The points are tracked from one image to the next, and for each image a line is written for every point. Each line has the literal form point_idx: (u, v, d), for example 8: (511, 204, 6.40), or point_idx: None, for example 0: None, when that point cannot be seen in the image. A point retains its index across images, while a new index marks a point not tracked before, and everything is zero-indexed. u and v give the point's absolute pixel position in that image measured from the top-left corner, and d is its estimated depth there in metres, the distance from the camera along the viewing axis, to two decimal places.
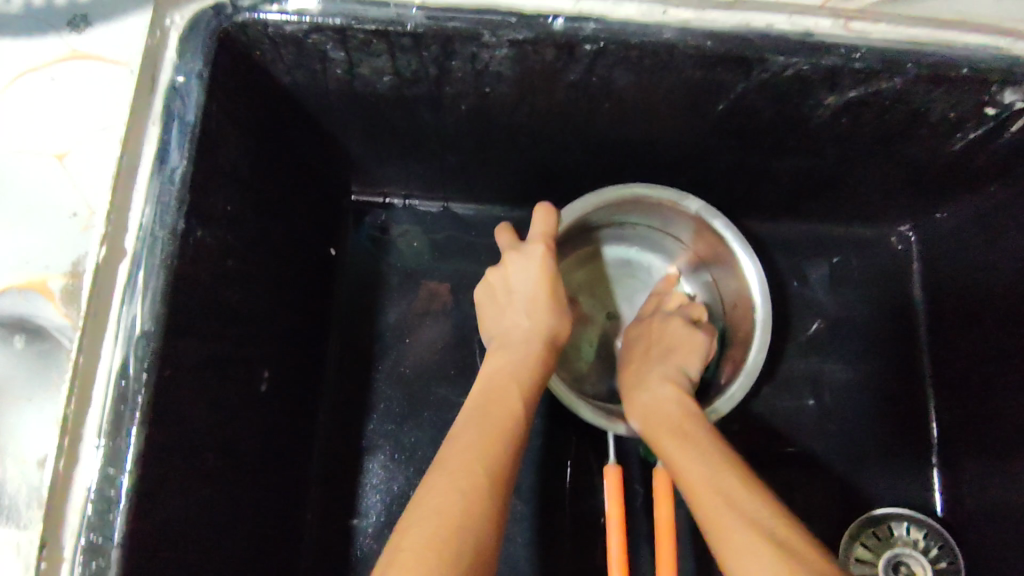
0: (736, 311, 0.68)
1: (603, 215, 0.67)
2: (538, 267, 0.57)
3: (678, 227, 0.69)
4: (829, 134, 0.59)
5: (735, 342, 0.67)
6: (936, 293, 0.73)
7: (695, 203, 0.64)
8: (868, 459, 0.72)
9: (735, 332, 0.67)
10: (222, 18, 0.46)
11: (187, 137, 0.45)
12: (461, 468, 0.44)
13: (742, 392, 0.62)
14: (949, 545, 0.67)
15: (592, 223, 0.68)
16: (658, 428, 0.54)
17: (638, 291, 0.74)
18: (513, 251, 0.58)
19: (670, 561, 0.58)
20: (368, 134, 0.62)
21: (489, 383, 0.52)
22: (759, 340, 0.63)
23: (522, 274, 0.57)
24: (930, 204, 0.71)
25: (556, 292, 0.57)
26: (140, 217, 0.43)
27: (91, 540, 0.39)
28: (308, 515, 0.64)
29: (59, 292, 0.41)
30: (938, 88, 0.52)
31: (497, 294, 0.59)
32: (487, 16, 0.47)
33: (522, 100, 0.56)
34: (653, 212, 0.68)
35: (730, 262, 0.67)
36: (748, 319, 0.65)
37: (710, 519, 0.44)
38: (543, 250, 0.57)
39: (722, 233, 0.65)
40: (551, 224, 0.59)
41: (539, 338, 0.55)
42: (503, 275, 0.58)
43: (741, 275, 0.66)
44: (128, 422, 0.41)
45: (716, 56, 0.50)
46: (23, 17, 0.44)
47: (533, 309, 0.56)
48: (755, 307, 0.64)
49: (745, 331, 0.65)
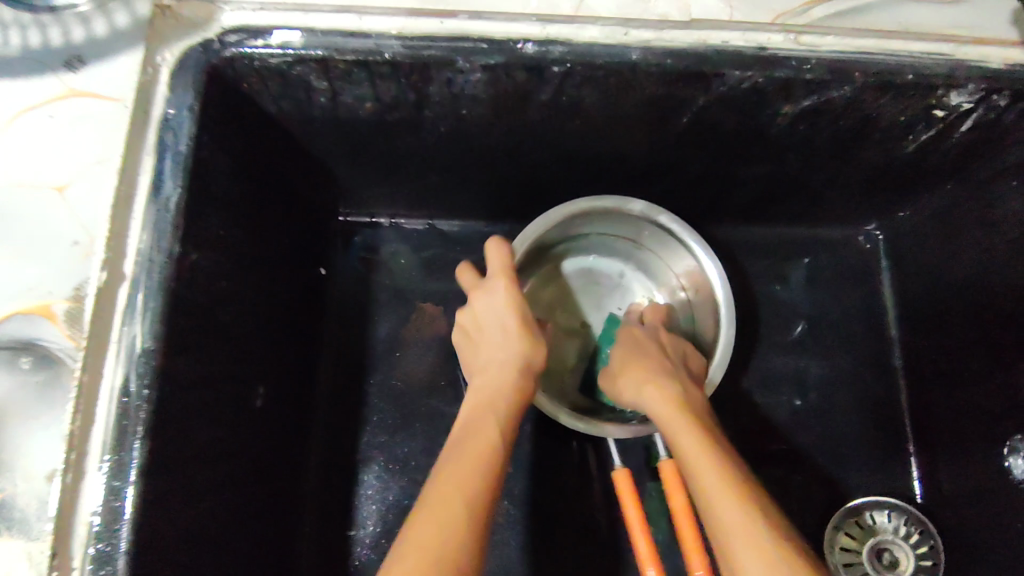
0: (699, 295, 0.71)
1: (561, 229, 0.70)
2: (501, 299, 0.60)
3: (628, 227, 0.72)
4: (790, 141, 0.63)
5: (705, 325, 0.70)
6: (905, 289, 0.76)
7: (637, 204, 0.67)
8: (848, 451, 0.74)
9: (703, 316, 0.70)
10: (209, 53, 0.49)
11: (179, 167, 0.48)
12: (441, 498, 0.45)
13: (720, 368, 0.65)
14: (929, 531, 0.69)
15: (552, 238, 0.71)
16: (671, 416, 0.53)
17: (606, 299, 0.77)
18: (478, 291, 0.62)
19: (693, 529, 0.57)
20: (353, 158, 0.65)
21: (467, 417, 0.53)
22: (726, 318, 0.66)
23: (488, 308, 0.61)
24: (894, 204, 0.74)
25: (529, 323, 0.60)
26: (138, 243, 0.46)
27: (100, 549, 0.41)
28: (306, 527, 0.66)
29: (63, 316, 0.43)
30: (887, 94, 0.56)
31: (470, 333, 0.62)
32: (460, 43, 0.51)
33: (497, 120, 0.59)
34: (601, 220, 0.70)
35: (686, 252, 0.70)
36: (710, 301, 0.69)
37: (721, 514, 0.45)
38: (503, 282, 0.61)
39: (669, 225, 0.68)
40: (505, 254, 0.62)
41: (512, 365, 0.57)
42: (472, 314, 0.62)
43: (696, 261, 0.69)
44: (131, 436, 0.43)
45: (676, 72, 0.53)
46: (20, 59, 0.48)
47: (506, 340, 0.59)
48: (714, 291, 0.67)
49: (711, 313, 0.68)
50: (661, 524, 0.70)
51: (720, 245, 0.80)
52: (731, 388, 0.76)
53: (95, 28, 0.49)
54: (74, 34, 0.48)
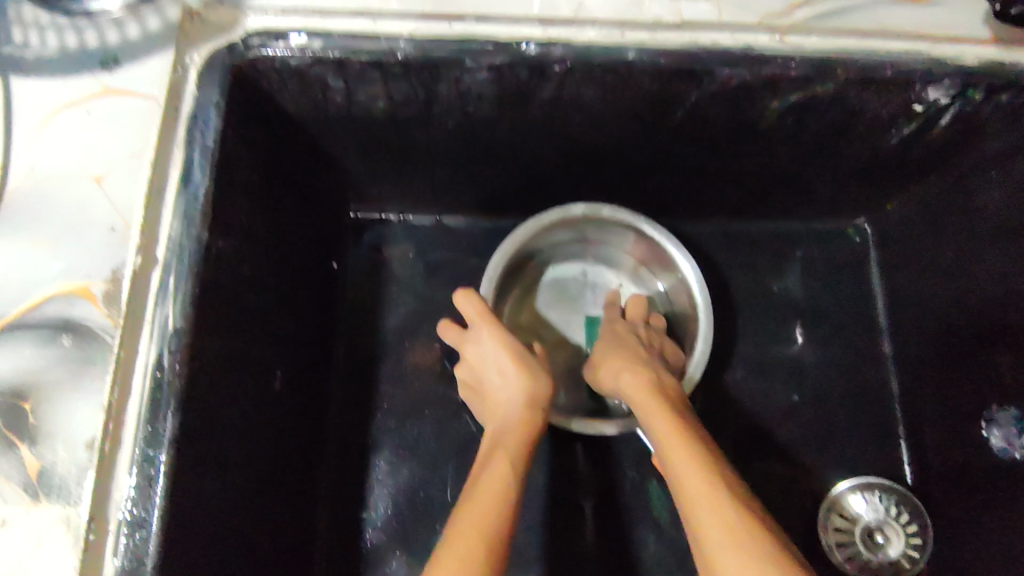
0: (663, 266, 0.75)
1: (528, 245, 0.72)
2: (488, 342, 0.61)
3: (577, 229, 0.74)
4: (780, 135, 0.66)
5: (678, 291, 0.74)
6: (894, 279, 0.79)
7: (579, 207, 0.69)
8: (840, 435, 0.77)
9: (673, 284, 0.75)
10: (234, 55, 0.53)
11: (207, 159, 0.51)
12: (458, 535, 0.45)
13: (706, 339, 0.69)
14: (919, 511, 0.72)
15: (521, 254, 0.73)
16: (647, 404, 0.55)
17: (579, 299, 0.79)
18: (467, 340, 0.63)
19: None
20: (365, 155, 0.68)
21: (481, 455, 0.54)
22: (694, 280, 0.70)
23: (481, 355, 0.61)
24: (881, 196, 0.77)
25: (528, 359, 0.59)
26: (169, 230, 0.49)
27: (135, 513, 0.44)
28: (320, 509, 0.69)
29: (101, 295, 0.47)
30: (869, 90, 0.59)
31: (476, 383, 0.64)
32: (468, 44, 0.55)
33: (502, 117, 0.62)
34: (552, 231, 0.73)
35: (640, 235, 0.73)
36: (675, 269, 0.73)
37: (696, 502, 0.46)
38: (483, 326, 0.61)
39: (614, 216, 0.71)
40: (474, 301, 0.62)
41: (514, 402, 0.57)
42: (472, 367, 0.63)
43: (651, 239, 0.73)
44: (164, 408, 0.46)
45: (670, 70, 0.56)
46: (59, 60, 0.52)
47: (507, 376, 0.59)
48: (677, 261, 0.71)
49: (680, 280, 0.73)
50: (659, 504, 0.74)
51: (716, 239, 0.83)
52: (727, 375, 0.79)
53: (128, 32, 0.53)
54: (109, 37, 0.52)
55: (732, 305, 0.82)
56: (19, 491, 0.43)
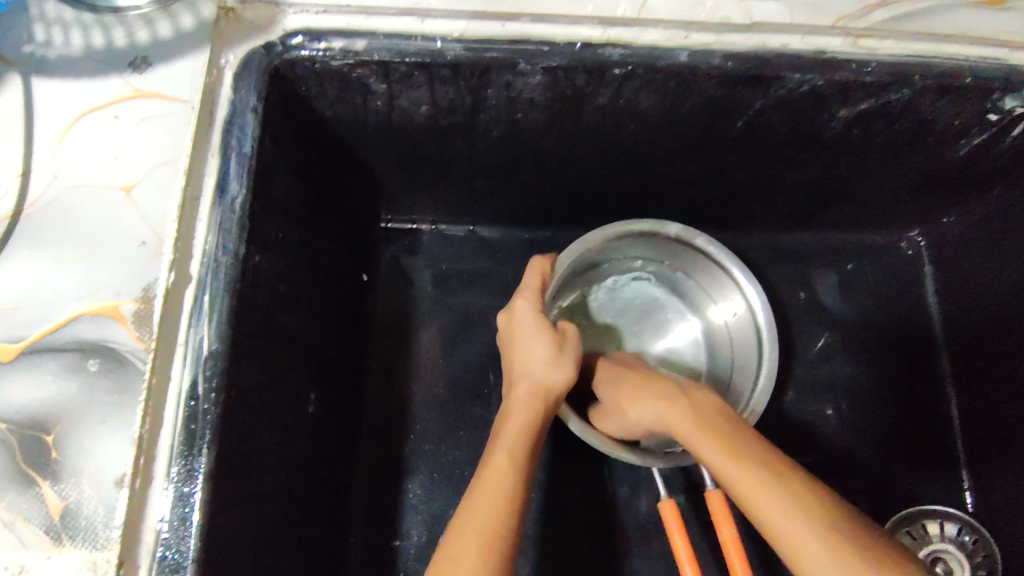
0: (736, 320, 0.69)
1: (605, 247, 0.68)
2: (532, 318, 0.58)
3: (661, 250, 0.70)
4: (843, 144, 0.62)
5: (745, 351, 0.68)
6: (951, 295, 0.75)
7: (674, 227, 0.66)
8: (895, 459, 0.73)
9: (740, 341, 0.69)
10: (272, 56, 0.49)
11: (244, 167, 0.47)
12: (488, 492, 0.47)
13: (765, 396, 0.63)
14: (983, 540, 0.68)
15: (594, 257, 0.69)
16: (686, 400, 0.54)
17: (638, 323, 0.74)
18: (515, 302, 0.60)
19: (737, 540, 0.54)
20: (402, 164, 0.64)
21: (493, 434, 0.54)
22: (769, 342, 0.64)
23: (527, 322, 0.58)
24: (939, 209, 0.73)
25: (566, 350, 0.57)
26: (204, 244, 0.45)
27: (169, 557, 0.40)
28: (351, 538, 0.65)
29: (131, 316, 0.43)
30: (944, 97, 0.56)
31: (506, 349, 0.60)
32: (522, 45, 0.51)
33: (552, 124, 0.59)
34: (637, 243, 0.69)
35: (725, 281, 0.68)
36: (749, 326, 0.67)
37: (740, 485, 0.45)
38: (528, 300, 0.59)
39: (705, 249, 0.67)
40: (538, 272, 0.60)
41: (526, 394, 0.55)
42: (508, 331, 0.60)
43: (737, 290, 0.67)
44: (199, 440, 0.42)
45: (736, 75, 0.53)
46: (86, 60, 0.48)
47: (544, 370, 0.56)
48: (756, 316, 0.66)
49: (753, 341, 0.67)
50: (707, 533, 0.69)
51: (762, 252, 0.79)
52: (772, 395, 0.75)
53: (159, 30, 0.49)
54: (139, 36, 0.48)
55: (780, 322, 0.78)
56: (42, 534, 0.39)
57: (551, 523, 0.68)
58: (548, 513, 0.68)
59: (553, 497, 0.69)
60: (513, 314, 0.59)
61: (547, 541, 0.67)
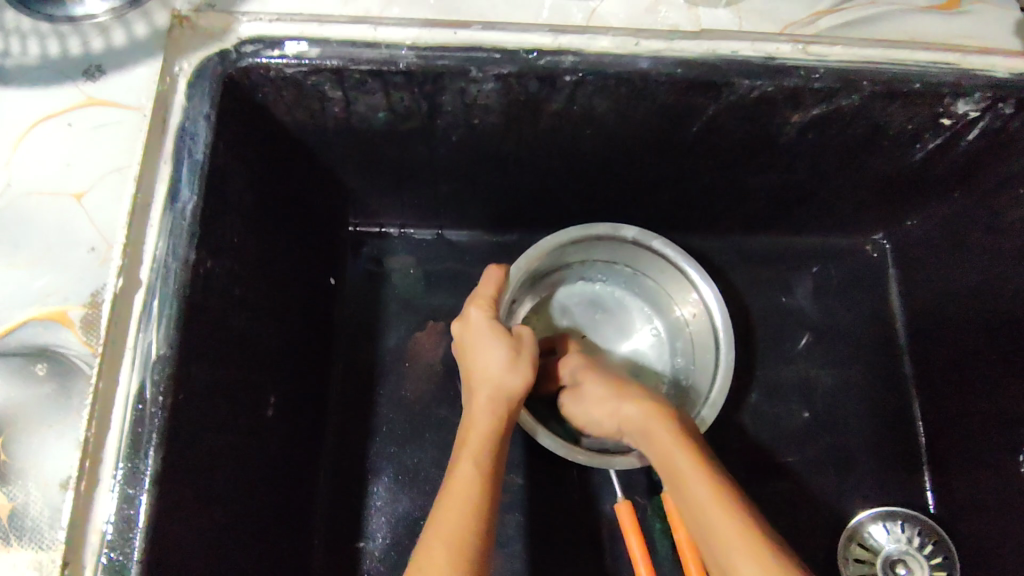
0: (694, 320, 0.70)
1: (564, 252, 0.69)
2: (487, 323, 0.59)
3: (621, 254, 0.71)
4: (799, 149, 0.63)
5: (705, 350, 0.69)
6: (913, 298, 0.76)
7: (631, 231, 0.67)
8: (859, 461, 0.74)
9: (700, 341, 0.70)
10: (227, 63, 0.50)
11: (196, 173, 0.48)
12: (467, 485, 0.49)
13: (720, 396, 0.65)
14: (944, 542, 0.68)
15: (554, 261, 0.70)
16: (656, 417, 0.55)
17: (602, 322, 0.74)
18: (470, 307, 0.61)
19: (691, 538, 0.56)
20: (365, 168, 0.65)
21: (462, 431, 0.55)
22: (726, 341, 0.66)
23: (482, 326, 0.59)
24: (901, 212, 0.73)
25: (523, 353, 0.58)
26: (154, 249, 0.46)
27: (111, 558, 0.40)
28: (314, 540, 0.65)
29: (80, 321, 0.44)
30: (895, 103, 0.56)
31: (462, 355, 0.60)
32: (474, 53, 0.51)
33: (509, 129, 0.59)
34: (596, 249, 0.70)
35: (683, 283, 0.69)
36: (706, 326, 0.68)
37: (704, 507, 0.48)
38: (484, 306, 0.60)
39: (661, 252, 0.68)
40: (497, 282, 0.61)
41: (485, 395, 0.55)
42: (462, 338, 0.60)
43: (695, 290, 0.68)
44: (145, 444, 0.43)
45: (686, 82, 0.53)
46: (40, 68, 0.49)
47: (502, 373, 0.56)
48: (714, 316, 0.67)
49: (710, 339, 0.68)
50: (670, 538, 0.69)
51: (728, 255, 0.80)
52: (737, 396, 0.76)
53: (114, 38, 0.50)
54: (93, 45, 0.49)
55: (746, 325, 0.78)
56: None
57: (514, 525, 0.68)
58: (512, 516, 0.69)
59: (518, 499, 0.69)
60: (466, 323, 0.60)
61: (511, 542, 0.68)
